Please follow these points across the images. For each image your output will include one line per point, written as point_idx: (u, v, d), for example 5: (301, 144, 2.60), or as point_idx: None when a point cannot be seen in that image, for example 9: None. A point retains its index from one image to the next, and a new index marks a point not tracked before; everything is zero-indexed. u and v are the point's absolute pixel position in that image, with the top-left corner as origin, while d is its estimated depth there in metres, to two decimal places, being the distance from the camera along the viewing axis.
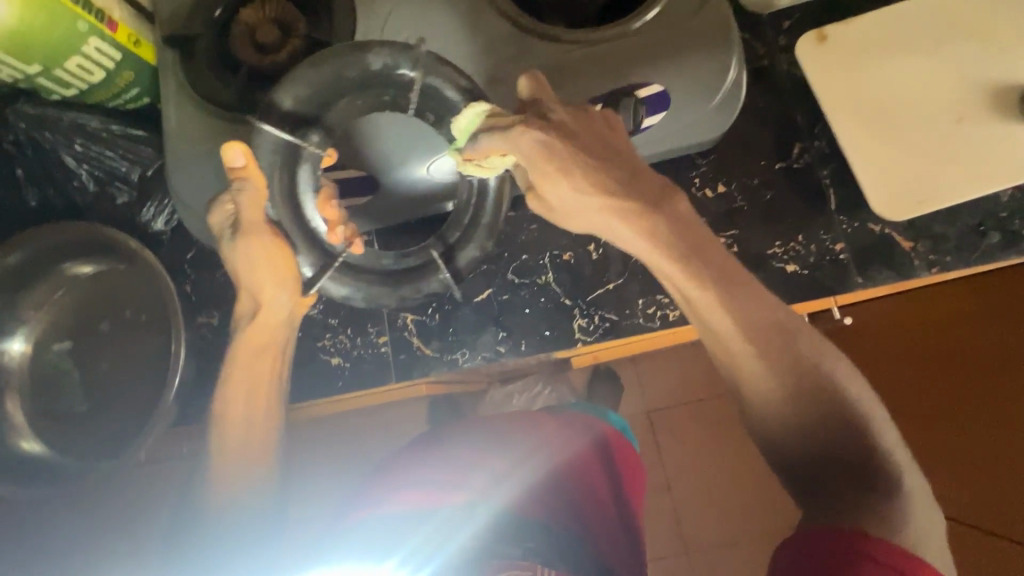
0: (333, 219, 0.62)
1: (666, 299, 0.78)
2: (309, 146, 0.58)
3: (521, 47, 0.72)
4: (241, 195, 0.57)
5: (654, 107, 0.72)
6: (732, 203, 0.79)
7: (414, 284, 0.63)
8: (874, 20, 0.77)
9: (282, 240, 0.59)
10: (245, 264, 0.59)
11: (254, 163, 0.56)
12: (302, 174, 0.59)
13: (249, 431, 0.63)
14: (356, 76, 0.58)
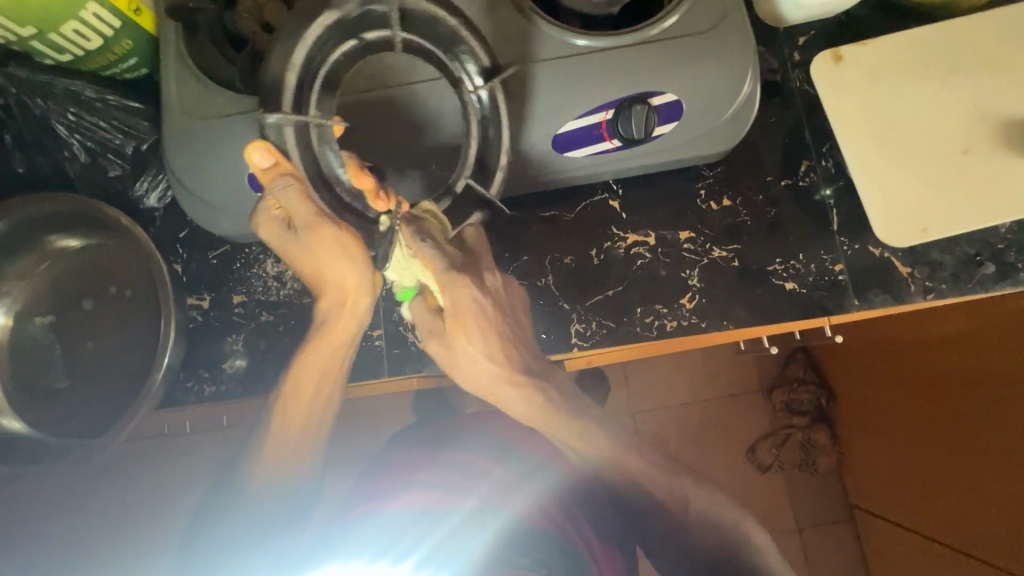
0: (369, 193, 0.56)
1: (665, 309, 0.78)
2: (315, 118, 0.54)
3: (536, 44, 0.71)
4: (284, 187, 0.55)
5: (666, 117, 0.72)
6: (736, 217, 0.79)
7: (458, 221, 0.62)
8: (893, 40, 0.75)
9: (349, 230, 0.57)
10: (318, 256, 0.59)
11: (284, 157, 0.55)
12: (328, 155, 0.56)
13: (305, 424, 0.66)
14: (359, 22, 0.55)
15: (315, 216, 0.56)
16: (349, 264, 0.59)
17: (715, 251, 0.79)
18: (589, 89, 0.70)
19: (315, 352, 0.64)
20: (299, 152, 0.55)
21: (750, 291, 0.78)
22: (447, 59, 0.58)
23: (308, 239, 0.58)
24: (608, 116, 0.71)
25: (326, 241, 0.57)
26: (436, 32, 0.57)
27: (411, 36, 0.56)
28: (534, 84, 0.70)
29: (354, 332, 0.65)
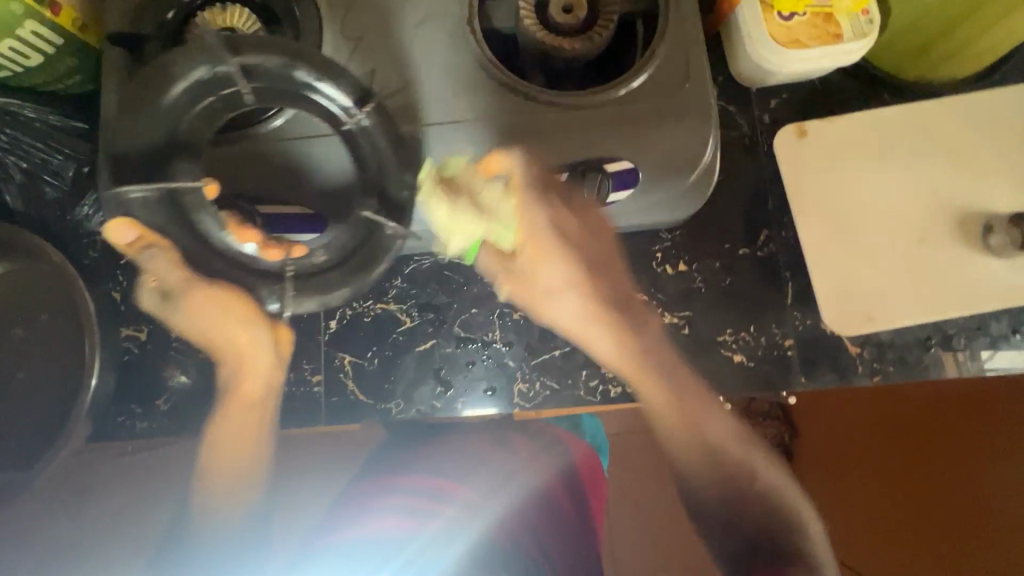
0: (259, 243, 0.62)
1: (610, 374, 0.77)
2: (175, 183, 0.58)
3: (494, 100, 0.69)
4: (152, 258, 0.60)
5: (621, 183, 0.70)
6: (690, 283, 0.78)
7: (367, 256, 0.61)
8: (857, 121, 0.74)
9: (228, 287, 0.61)
10: (205, 324, 0.63)
11: (146, 229, 0.59)
12: (206, 220, 0.60)
13: (236, 452, 0.68)
14: (213, 81, 0.58)
15: (188, 280, 0.61)
16: (244, 324, 0.63)
17: (666, 316, 0.78)
18: (545, 149, 0.68)
19: (224, 418, 0.68)
20: (190, 223, 0.60)
21: (697, 360, 0.77)
22: (342, 105, 0.60)
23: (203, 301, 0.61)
24: (562, 180, 0.69)
25: (207, 299, 0.61)
26: (277, 77, 0.59)
27: (284, 88, 0.59)
28: (488, 140, 0.68)
29: (262, 392, 0.69)
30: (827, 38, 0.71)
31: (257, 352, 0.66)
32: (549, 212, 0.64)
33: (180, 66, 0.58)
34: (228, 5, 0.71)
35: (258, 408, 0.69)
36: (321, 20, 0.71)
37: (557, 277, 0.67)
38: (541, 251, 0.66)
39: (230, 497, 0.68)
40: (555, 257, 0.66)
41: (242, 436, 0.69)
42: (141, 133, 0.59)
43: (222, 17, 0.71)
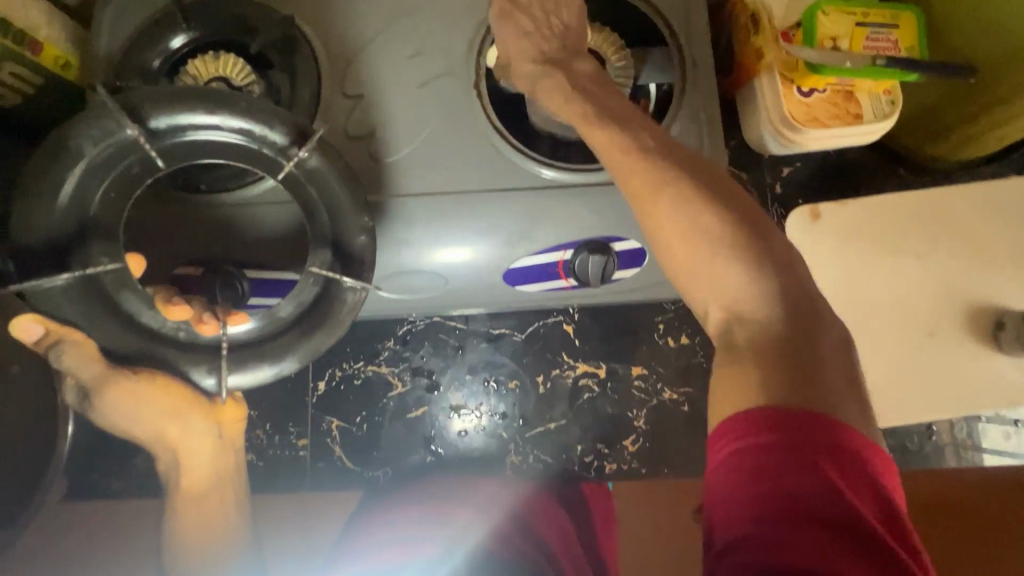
0: (191, 321, 0.51)
1: (605, 450, 0.75)
2: (97, 268, 0.47)
3: (500, 171, 0.66)
4: (68, 356, 0.49)
5: (627, 262, 0.67)
6: (692, 357, 0.76)
7: (327, 314, 0.52)
8: (873, 204, 0.71)
9: (155, 375, 0.51)
10: (136, 416, 0.52)
11: (51, 321, 0.49)
12: (127, 301, 0.49)
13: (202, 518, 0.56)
14: (117, 151, 0.48)
15: (106, 373, 0.50)
16: (179, 408, 0.52)
17: (665, 392, 0.76)
18: (550, 222, 0.65)
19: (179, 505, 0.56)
20: (104, 310, 0.48)
21: (696, 439, 0.75)
22: (272, 145, 0.51)
23: (120, 400, 0.51)
24: (566, 257, 0.66)
25: (135, 392, 0.50)
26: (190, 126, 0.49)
27: (190, 137, 0.49)
28: (492, 211, 0.65)
29: (211, 471, 0.57)
30: (846, 118, 0.69)
31: (192, 429, 0.55)
32: (694, 210, 0.45)
33: (83, 143, 0.47)
34: (220, 53, 0.67)
35: (221, 469, 0.57)
36: (321, 76, 0.67)
37: (744, 294, 0.43)
38: (724, 276, 0.44)
39: (217, 538, 0.56)
40: (725, 257, 0.44)
41: (199, 505, 0.56)
42: (44, 226, 0.47)
43: (212, 66, 0.66)
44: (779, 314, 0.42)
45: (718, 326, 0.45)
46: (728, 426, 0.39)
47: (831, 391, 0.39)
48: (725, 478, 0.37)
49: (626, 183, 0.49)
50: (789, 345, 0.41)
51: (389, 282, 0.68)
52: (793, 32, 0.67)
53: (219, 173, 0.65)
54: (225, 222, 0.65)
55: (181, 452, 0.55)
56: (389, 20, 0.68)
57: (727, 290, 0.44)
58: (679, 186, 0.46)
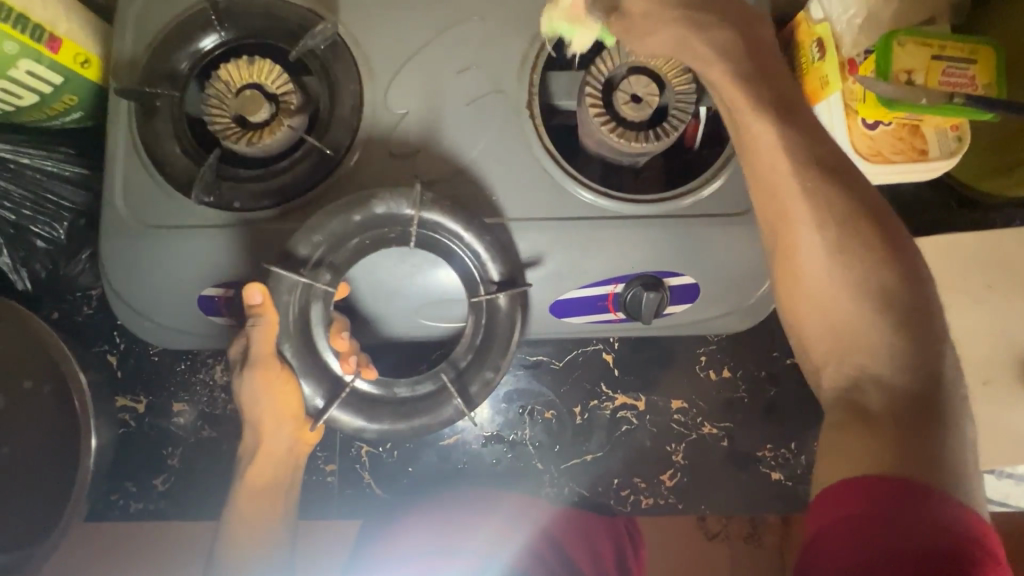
0: (342, 351, 0.59)
1: (642, 484, 0.73)
2: (320, 284, 0.57)
3: (550, 198, 0.63)
4: (255, 331, 0.57)
5: (679, 298, 0.65)
6: (734, 392, 0.74)
7: (426, 414, 0.59)
8: (934, 243, 0.70)
9: (289, 372, 0.58)
10: (251, 397, 0.60)
11: (270, 304, 0.57)
12: (314, 311, 0.58)
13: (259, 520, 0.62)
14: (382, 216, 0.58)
15: (267, 358, 0.58)
16: (286, 416, 0.61)
17: (705, 426, 0.74)
18: (604, 255, 0.62)
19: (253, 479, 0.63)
20: (295, 314, 0.58)
21: (736, 476, 0.73)
22: (478, 270, 0.59)
23: (259, 381, 0.58)
24: (617, 290, 0.64)
25: (261, 377, 0.58)
26: (444, 232, 0.59)
27: (433, 235, 0.59)
28: (544, 243, 0.62)
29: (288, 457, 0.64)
30: (912, 153, 0.65)
31: (277, 437, 0.62)
32: (845, 245, 0.47)
33: (379, 202, 0.58)
34: (255, 58, 0.61)
35: (278, 475, 0.64)
36: (362, 88, 0.63)
37: (874, 348, 0.46)
38: (860, 326, 0.46)
39: (259, 534, 0.62)
40: (869, 308, 0.46)
41: (256, 502, 0.63)
42: (299, 239, 0.57)
43: (248, 71, 0.61)
44: (912, 374, 0.45)
45: (838, 377, 0.48)
46: (834, 494, 0.43)
47: (940, 461, 0.42)
48: (829, 537, 0.41)
49: (761, 179, 0.49)
50: (918, 410, 0.44)
51: (429, 311, 0.65)
52: (861, 60, 0.64)
53: (254, 191, 0.60)
54: (262, 246, 0.61)
55: (260, 452, 0.63)
56: (436, 31, 0.64)
57: (859, 342, 0.47)
58: (832, 208, 0.47)
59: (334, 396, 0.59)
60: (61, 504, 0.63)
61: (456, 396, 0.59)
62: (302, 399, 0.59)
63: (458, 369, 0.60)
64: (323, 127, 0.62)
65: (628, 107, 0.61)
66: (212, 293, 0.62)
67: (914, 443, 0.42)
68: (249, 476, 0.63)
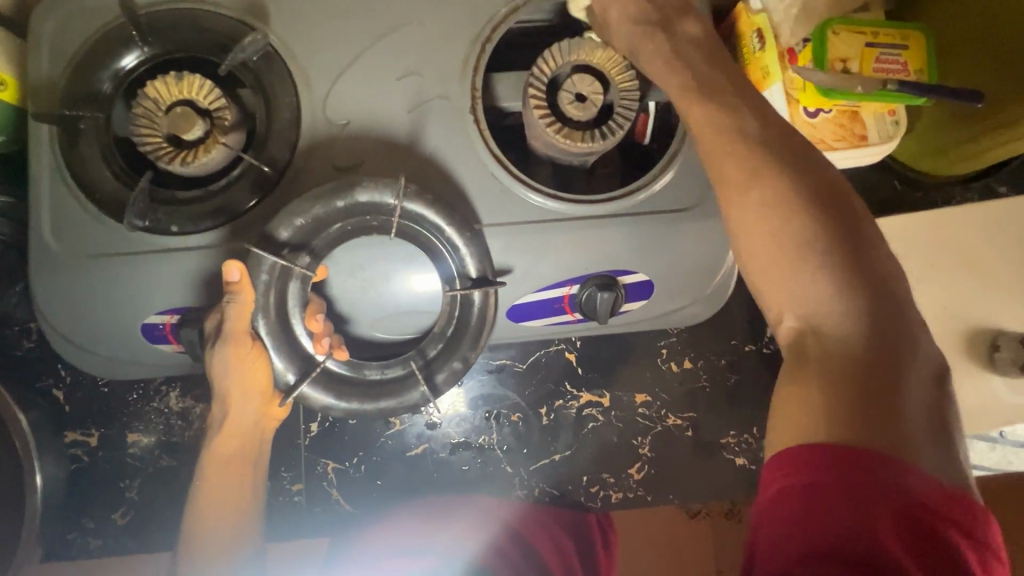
0: (316, 335, 0.58)
1: (611, 479, 0.74)
2: (299, 267, 0.56)
3: (499, 204, 0.62)
4: (230, 307, 0.55)
5: (635, 295, 0.65)
6: (696, 382, 0.76)
7: (391, 398, 0.59)
8: (886, 224, 0.72)
9: (261, 348, 0.57)
10: (221, 371, 0.57)
11: (249, 278, 0.56)
12: (291, 292, 0.57)
13: (224, 508, 0.60)
14: (363, 204, 0.57)
15: (239, 333, 0.56)
16: (254, 390, 0.59)
17: (670, 418, 0.75)
18: (557, 259, 0.62)
19: (220, 459, 0.61)
20: (269, 293, 0.56)
21: (702, 464, 0.75)
22: (447, 250, 0.59)
23: (229, 359, 0.56)
24: (572, 292, 0.64)
25: (231, 354, 0.56)
26: (426, 219, 0.58)
27: (410, 214, 0.58)
28: (496, 250, 0.62)
29: (256, 432, 0.62)
30: (851, 140, 0.66)
31: (242, 411, 0.60)
32: (782, 211, 0.43)
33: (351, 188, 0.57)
34: (183, 73, 0.58)
35: (245, 448, 0.62)
36: (299, 99, 0.61)
37: (813, 300, 0.41)
38: (802, 285, 0.42)
39: (222, 542, 0.59)
40: (811, 266, 0.42)
41: (223, 474, 0.61)
42: (275, 225, 0.56)
43: (175, 87, 0.58)
44: (855, 326, 0.40)
45: (787, 337, 0.43)
46: (781, 459, 0.38)
47: (899, 426, 0.37)
48: (785, 509, 0.37)
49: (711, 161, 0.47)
50: (862, 370, 0.38)
51: (386, 324, 0.64)
52: (800, 49, 0.65)
53: (193, 212, 0.58)
54: (204, 269, 0.59)
55: (224, 423, 0.61)
56: (373, 38, 0.62)
57: (801, 304, 0.42)
58: (770, 185, 0.43)
59: (306, 373, 0.57)
60: (11, 550, 0.61)
61: (423, 384, 0.59)
62: (272, 373, 0.57)
63: (427, 358, 0.60)
64: (261, 141, 0.60)
65: (572, 107, 0.61)
66: (156, 320, 0.60)
67: (867, 414, 0.37)
68: (211, 488, 0.60)
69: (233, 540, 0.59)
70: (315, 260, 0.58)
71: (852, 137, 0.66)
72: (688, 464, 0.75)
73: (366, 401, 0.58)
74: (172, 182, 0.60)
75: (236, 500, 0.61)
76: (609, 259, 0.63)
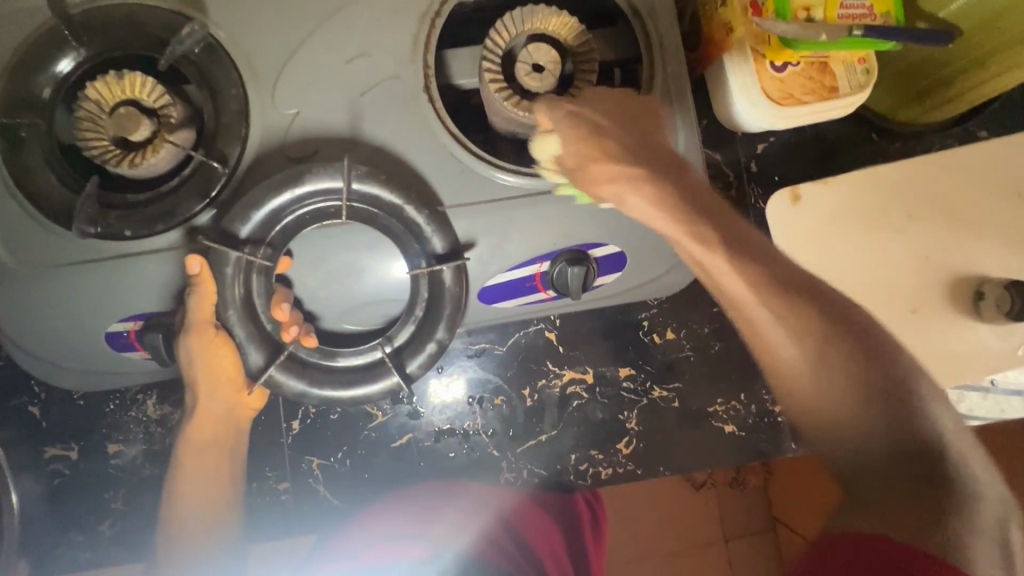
0: (285, 324, 0.57)
1: (600, 456, 0.73)
2: (257, 259, 0.55)
3: (461, 184, 0.60)
4: (191, 299, 0.55)
5: (608, 268, 0.64)
6: (679, 352, 0.74)
7: (366, 384, 0.58)
8: (855, 178, 0.70)
9: (227, 337, 0.56)
10: (188, 361, 0.56)
11: (208, 270, 0.55)
12: (254, 286, 0.56)
13: (205, 507, 0.60)
14: (313, 191, 0.56)
15: (201, 324, 0.55)
16: (226, 377, 0.58)
17: (655, 390, 0.74)
18: (524, 235, 0.61)
19: (197, 453, 0.61)
20: (236, 286, 0.55)
21: (690, 434, 0.74)
22: (405, 229, 0.57)
23: (195, 350, 0.56)
24: (543, 269, 0.62)
25: (197, 345, 0.56)
26: (381, 203, 0.57)
27: (364, 198, 0.56)
28: (461, 231, 0.60)
29: (233, 422, 0.62)
30: (822, 92, 0.64)
31: (216, 399, 0.60)
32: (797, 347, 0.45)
33: (302, 178, 0.55)
34: (124, 71, 0.56)
35: (221, 437, 0.62)
36: (246, 90, 0.59)
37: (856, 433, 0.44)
38: (837, 414, 0.45)
39: (202, 542, 0.58)
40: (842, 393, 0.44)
41: (200, 465, 0.61)
42: (226, 223, 0.55)
43: (116, 87, 0.56)
44: (898, 454, 0.42)
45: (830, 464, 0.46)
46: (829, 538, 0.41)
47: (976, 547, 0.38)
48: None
49: (732, 301, 0.47)
50: (917, 499, 0.40)
51: (356, 315, 0.62)
52: (764, 1, 0.61)
53: (146, 214, 0.56)
54: (162, 273, 0.57)
55: (198, 412, 0.60)
56: (318, 21, 0.60)
57: (845, 437, 0.44)
58: (795, 322, 0.45)
59: (274, 358, 0.56)
60: None
61: (396, 371, 0.58)
62: (243, 361, 0.56)
63: (396, 346, 0.59)
64: (210, 137, 0.58)
65: (529, 78, 0.58)
66: (120, 328, 0.59)
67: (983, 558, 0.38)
68: (191, 493, 0.60)
69: (210, 539, 0.59)
70: (275, 251, 0.56)
71: (823, 89, 0.64)
72: (678, 435, 0.74)
73: (339, 388, 0.57)
74: (123, 185, 0.59)
75: (217, 501, 0.61)
76: (577, 233, 0.61)
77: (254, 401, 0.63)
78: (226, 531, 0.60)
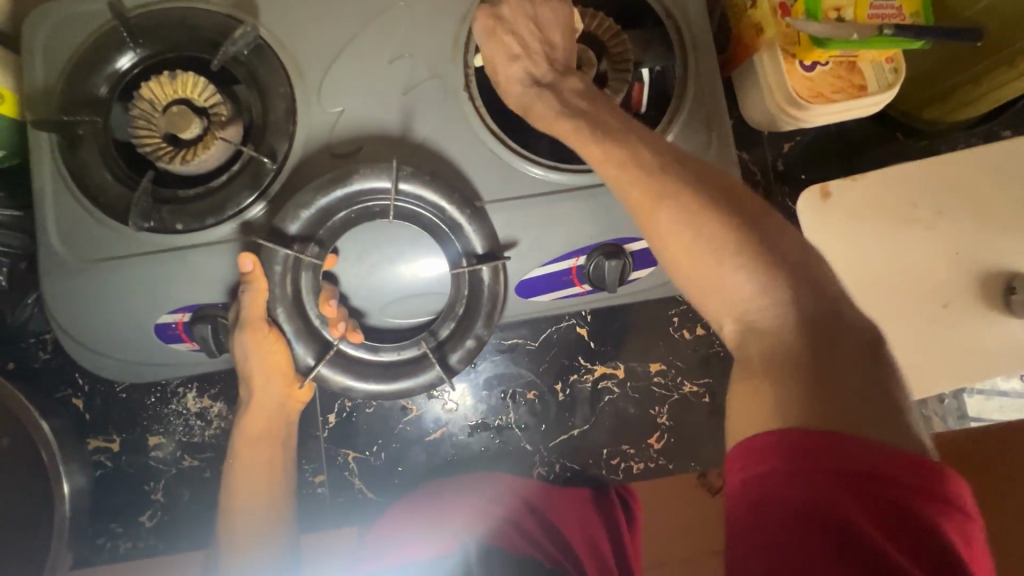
0: (330, 320, 0.58)
1: (631, 451, 0.74)
2: (306, 256, 0.57)
3: (500, 180, 0.62)
4: (245, 296, 0.56)
5: (642, 263, 0.65)
6: (710, 347, 0.75)
7: (408, 377, 0.59)
8: (882, 175, 0.71)
9: (279, 334, 0.58)
10: (240, 355, 0.58)
11: (261, 268, 0.56)
12: (303, 281, 0.57)
13: (257, 498, 0.61)
14: (360, 189, 0.57)
15: (256, 320, 0.56)
16: (277, 373, 0.60)
17: (686, 385, 0.75)
18: (563, 230, 0.62)
19: (251, 446, 0.62)
20: (285, 282, 0.57)
21: (722, 429, 0.75)
22: (446, 228, 0.59)
23: (248, 346, 0.57)
24: (580, 263, 0.64)
25: (251, 340, 0.57)
26: (425, 200, 0.58)
27: (408, 197, 0.58)
28: (500, 225, 0.62)
29: (281, 417, 0.64)
30: (851, 91, 0.65)
31: (265, 394, 0.61)
32: (701, 227, 0.43)
33: (350, 173, 0.57)
34: (177, 72, 0.59)
35: (272, 430, 0.63)
36: (293, 90, 0.61)
37: (765, 309, 0.41)
38: (744, 288, 0.41)
39: (254, 533, 0.59)
40: (746, 270, 0.41)
41: (255, 457, 0.62)
42: (277, 219, 0.57)
43: (170, 87, 0.58)
44: (794, 322, 0.39)
45: (732, 338, 0.43)
46: (742, 450, 0.37)
47: (903, 428, 0.35)
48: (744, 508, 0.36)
49: (635, 204, 0.46)
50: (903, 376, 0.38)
51: (396, 308, 0.63)
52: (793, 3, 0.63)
53: (196, 208, 0.58)
54: (212, 267, 0.59)
55: (250, 405, 0.61)
56: (362, 24, 0.62)
57: (750, 309, 0.41)
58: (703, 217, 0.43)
59: (323, 355, 0.58)
60: (42, 558, 0.61)
61: (438, 364, 0.59)
62: (292, 357, 0.58)
63: (439, 339, 0.60)
64: (259, 135, 0.60)
65: None
66: (168, 320, 0.60)
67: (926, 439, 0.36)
68: (244, 485, 0.61)
69: (260, 530, 0.60)
70: (323, 249, 0.58)
71: (851, 88, 0.65)
72: (711, 430, 0.75)
73: (382, 381, 0.59)
74: (173, 182, 0.61)
75: (267, 493, 0.62)
76: (613, 228, 0.63)
77: (300, 396, 0.64)
78: (274, 522, 0.61)
